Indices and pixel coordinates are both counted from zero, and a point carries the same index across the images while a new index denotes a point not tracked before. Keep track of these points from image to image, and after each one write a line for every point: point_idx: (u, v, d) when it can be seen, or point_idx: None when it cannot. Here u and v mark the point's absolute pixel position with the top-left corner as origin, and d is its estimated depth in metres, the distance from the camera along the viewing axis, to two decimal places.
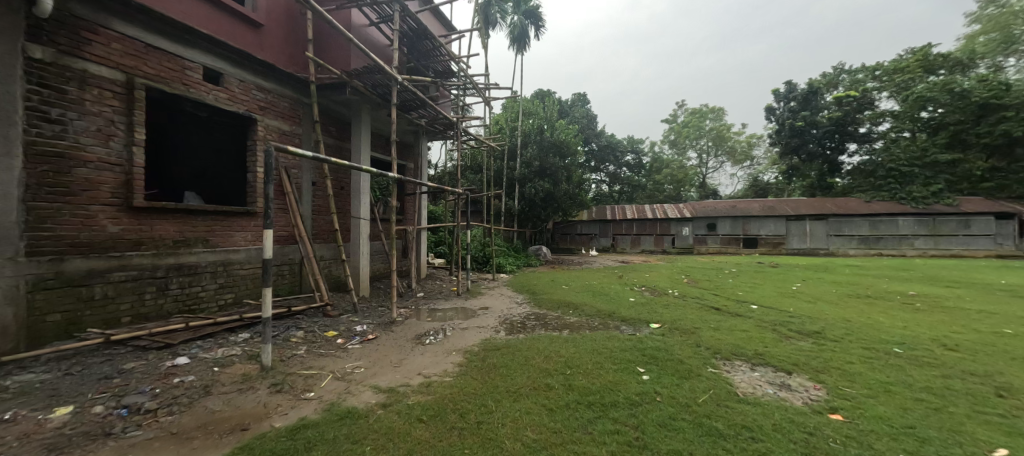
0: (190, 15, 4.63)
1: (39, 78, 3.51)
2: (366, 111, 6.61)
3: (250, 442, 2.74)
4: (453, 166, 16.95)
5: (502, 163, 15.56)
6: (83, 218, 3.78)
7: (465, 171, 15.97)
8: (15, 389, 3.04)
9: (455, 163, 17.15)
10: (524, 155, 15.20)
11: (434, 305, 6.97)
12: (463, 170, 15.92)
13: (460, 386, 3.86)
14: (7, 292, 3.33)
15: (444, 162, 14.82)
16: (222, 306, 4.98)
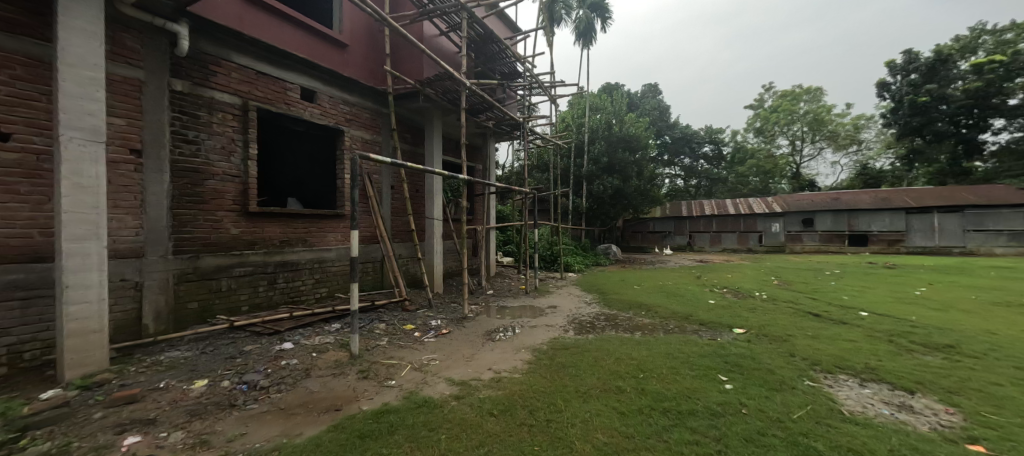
0: (290, 43, 5.27)
1: (180, 107, 4.25)
2: (439, 116, 7.06)
3: (341, 422, 3.06)
4: (520, 166, 17.16)
5: (569, 160, 15.39)
6: (212, 223, 4.50)
7: (533, 171, 16.06)
8: (167, 363, 3.73)
9: (523, 163, 17.30)
10: (591, 151, 14.82)
11: (504, 303, 7.13)
12: (531, 169, 16.03)
13: (529, 384, 3.92)
14: (161, 284, 4.08)
15: (512, 162, 15.02)
16: (317, 299, 5.63)
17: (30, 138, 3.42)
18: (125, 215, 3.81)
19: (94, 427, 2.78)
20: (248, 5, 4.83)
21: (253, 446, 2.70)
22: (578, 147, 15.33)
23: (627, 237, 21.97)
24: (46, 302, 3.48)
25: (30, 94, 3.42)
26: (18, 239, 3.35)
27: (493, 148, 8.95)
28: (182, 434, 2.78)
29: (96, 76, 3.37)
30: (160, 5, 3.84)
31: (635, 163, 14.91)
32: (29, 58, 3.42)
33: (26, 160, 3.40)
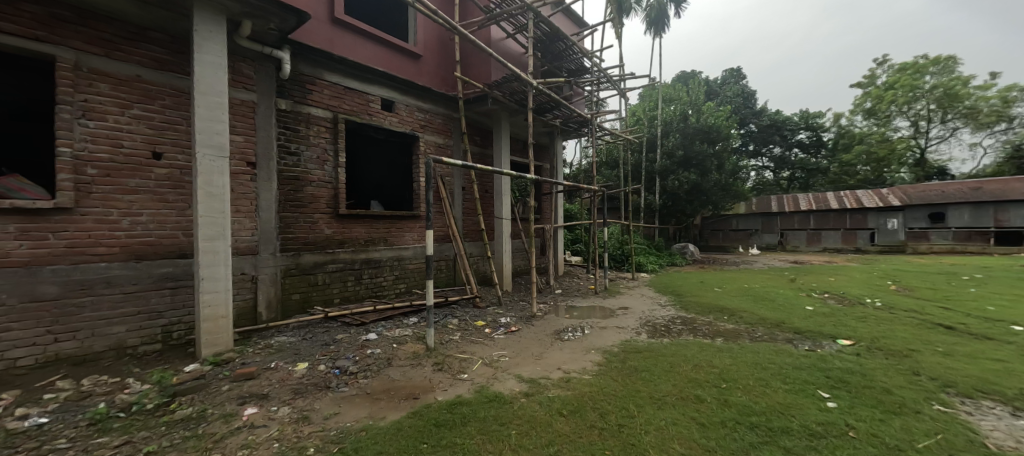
0: (372, 59, 5.76)
1: (284, 123, 4.86)
2: (506, 118, 7.24)
3: (419, 410, 3.27)
4: (588, 164, 16.81)
5: (641, 156, 14.73)
6: (310, 224, 5.09)
7: (602, 168, 15.66)
8: (277, 346, 4.29)
9: (592, 160, 16.90)
10: (665, 145, 13.95)
11: (573, 302, 7.07)
12: (600, 167, 15.65)
13: (599, 386, 3.83)
14: (271, 277, 4.71)
15: (581, 160, 14.74)
16: (397, 293, 6.09)
17: (175, 156, 4.16)
18: (244, 219, 4.46)
19: (222, 398, 3.30)
20: (337, 28, 5.37)
21: (344, 425, 3.00)
22: (650, 141, 14.55)
23: (707, 235, 20.37)
24: (188, 291, 4.20)
25: (175, 119, 4.16)
26: (168, 239, 4.09)
27: (560, 147, 8.91)
28: (288, 409, 3.18)
29: (221, 101, 3.99)
30: (268, 36, 4.44)
31: (713, 156, 13.66)
32: (174, 89, 4.16)
33: (172, 173, 4.14)
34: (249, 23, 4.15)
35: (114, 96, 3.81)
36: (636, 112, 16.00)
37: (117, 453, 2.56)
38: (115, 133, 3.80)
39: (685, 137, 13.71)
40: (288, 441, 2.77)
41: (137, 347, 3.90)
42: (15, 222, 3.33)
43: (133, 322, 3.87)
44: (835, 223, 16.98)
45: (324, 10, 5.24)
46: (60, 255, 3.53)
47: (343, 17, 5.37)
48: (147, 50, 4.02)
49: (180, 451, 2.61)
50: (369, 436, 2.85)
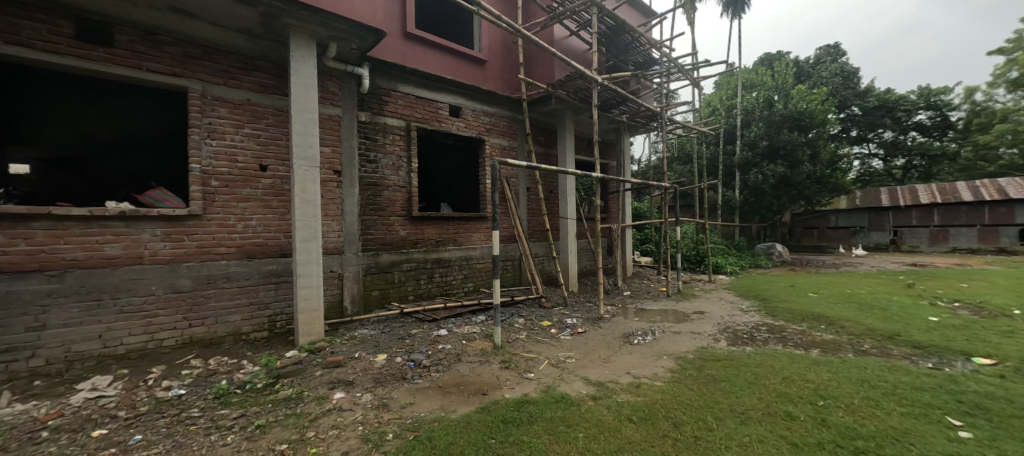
0: (440, 68, 6.06)
1: (364, 134, 5.31)
2: (570, 116, 7.18)
3: (487, 405, 3.37)
4: (658, 159, 16.02)
5: (718, 148, 13.67)
6: (387, 226, 5.49)
7: (673, 163, 14.82)
8: (360, 338, 4.69)
9: (663, 154, 16.01)
10: (746, 136, 12.75)
11: (643, 305, 6.78)
12: (670, 162, 14.83)
13: (672, 394, 3.63)
14: (355, 275, 5.17)
15: (650, 155, 14.00)
16: (465, 292, 6.35)
17: (277, 167, 4.74)
18: (332, 222, 4.95)
19: (315, 382, 3.70)
20: (409, 42, 5.73)
21: (419, 415, 3.20)
22: (728, 132, 13.39)
23: (799, 235, 18.22)
24: (288, 286, 4.77)
25: (277, 135, 4.74)
26: (272, 240, 4.68)
27: (628, 143, 8.60)
28: (370, 396, 3.47)
29: (311, 116, 4.47)
30: (351, 55, 4.88)
31: (805, 145, 12.16)
32: (276, 109, 4.75)
33: (275, 183, 4.72)
34: (334, 45, 4.60)
35: (230, 118, 4.45)
36: (711, 102, 14.88)
37: (235, 424, 2.99)
38: (231, 149, 4.44)
39: (769, 126, 12.37)
40: (370, 425, 3.03)
41: (249, 334, 4.51)
42: (162, 226, 4.04)
43: (246, 312, 4.49)
44: (969, 218, 14.17)
45: (398, 26, 5.63)
46: (192, 254, 4.21)
47: (414, 31, 5.71)
48: (255, 76, 4.63)
49: (283, 427, 2.98)
50: (440, 427, 3.00)
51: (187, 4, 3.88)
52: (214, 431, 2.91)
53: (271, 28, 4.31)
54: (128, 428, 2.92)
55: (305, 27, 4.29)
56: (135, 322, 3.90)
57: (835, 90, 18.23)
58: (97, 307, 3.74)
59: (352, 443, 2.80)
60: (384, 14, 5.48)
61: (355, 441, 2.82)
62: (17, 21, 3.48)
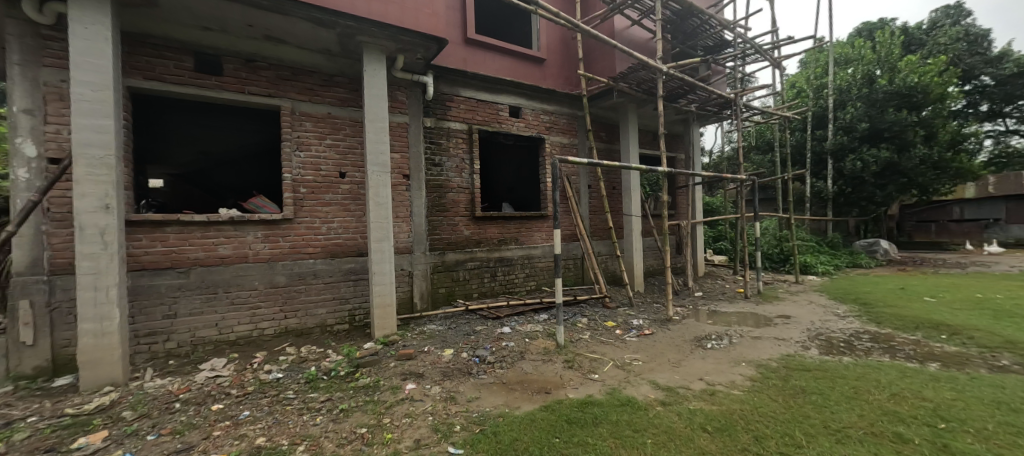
0: (500, 70, 6.19)
1: (430, 139, 5.58)
2: (633, 110, 6.92)
3: (552, 404, 3.37)
4: (732, 149, 14.81)
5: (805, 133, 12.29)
6: (452, 226, 5.72)
7: (750, 152, 13.61)
8: (429, 333, 4.94)
9: (737, 144, 14.77)
10: (841, 118, 11.30)
11: (718, 307, 6.32)
12: (747, 151, 13.63)
13: (753, 404, 3.34)
14: (423, 273, 5.45)
15: (724, 145, 12.97)
16: (527, 291, 6.41)
17: (354, 174, 5.16)
18: (402, 223, 5.28)
19: (390, 373, 3.98)
20: (470, 47, 5.92)
21: (484, 409, 3.30)
22: (817, 115, 11.96)
23: (910, 229, 15.45)
24: (365, 282, 5.18)
25: (354, 144, 5.17)
26: (350, 241, 5.11)
27: (697, 134, 8.09)
28: (438, 389, 3.65)
29: (383, 125, 4.79)
30: (417, 65, 5.16)
31: (917, 125, 10.48)
32: (352, 120, 5.18)
33: (352, 188, 5.15)
34: (402, 57, 4.89)
35: (314, 131, 4.92)
36: (795, 83, 13.42)
37: (324, 407, 3.32)
38: (316, 159, 4.92)
39: (870, 105, 10.83)
40: (439, 416, 3.18)
41: (333, 326, 4.97)
42: (261, 229, 4.60)
43: (330, 306, 4.96)
44: None
45: (459, 33, 5.84)
46: (286, 253, 4.73)
47: (475, 36, 5.89)
48: (334, 92, 5.08)
49: (363, 412, 3.24)
50: (505, 423, 3.07)
51: (279, 32, 4.37)
52: (306, 412, 3.25)
53: (347, 46, 4.69)
54: (239, 404, 3.36)
55: (376, 42, 4.61)
56: (243, 313, 4.48)
57: (958, 59, 15.29)
58: (213, 299, 4.35)
59: (423, 432, 2.96)
60: (446, 23, 5.72)
61: (425, 430, 2.98)
62: (152, 60, 4.14)
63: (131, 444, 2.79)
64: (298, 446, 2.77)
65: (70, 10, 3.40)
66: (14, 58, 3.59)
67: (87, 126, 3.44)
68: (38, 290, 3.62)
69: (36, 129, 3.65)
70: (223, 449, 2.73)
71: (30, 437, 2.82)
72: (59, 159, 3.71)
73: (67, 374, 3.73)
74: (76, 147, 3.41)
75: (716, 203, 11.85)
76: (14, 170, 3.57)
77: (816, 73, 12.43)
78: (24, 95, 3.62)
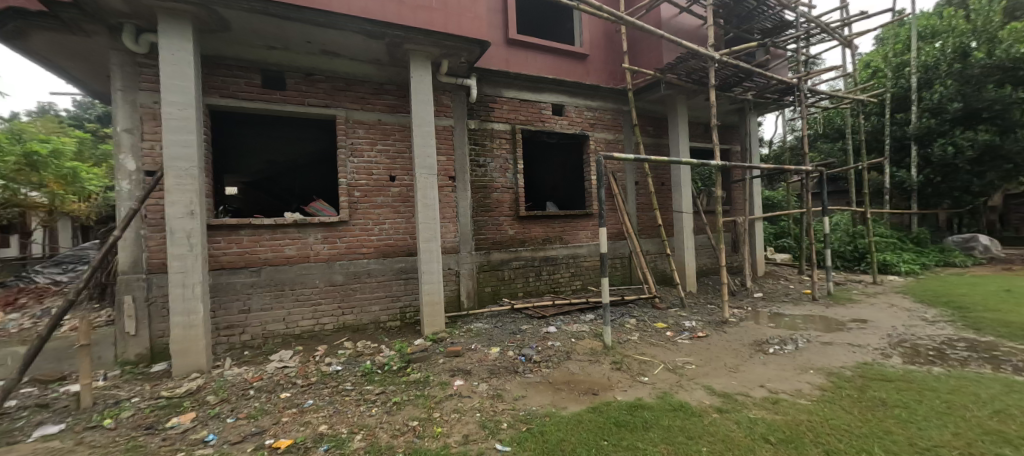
0: (542, 69, 6.18)
1: (474, 141, 5.69)
2: (683, 101, 6.62)
3: (599, 406, 3.31)
4: (795, 138, 13.71)
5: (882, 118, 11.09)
6: (496, 226, 5.80)
7: (816, 141, 12.51)
8: (476, 331, 5.04)
9: (801, 134, 13.63)
10: (926, 99, 10.08)
11: (781, 309, 5.87)
12: (813, 140, 12.55)
13: (823, 415, 3.07)
14: (469, 272, 5.57)
15: (785, 135, 12.01)
16: (573, 290, 6.36)
17: (403, 177, 5.39)
18: (449, 223, 5.43)
19: (439, 368, 4.11)
20: (512, 48, 5.96)
21: (531, 408, 3.31)
22: (898, 97, 10.74)
23: (1017, 222, 13.29)
24: (415, 281, 5.39)
25: (403, 149, 5.40)
26: (401, 241, 5.35)
27: (755, 125, 7.57)
28: (485, 386, 3.72)
29: (429, 129, 4.95)
30: (461, 69, 5.27)
31: None
32: (401, 125, 5.41)
33: (402, 191, 5.38)
34: (446, 62, 5.03)
35: (367, 137, 5.20)
36: (869, 63, 12.17)
37: (378, 399, 3.50)
38: (368, 164, 5.19)
39: (964, 82, 9.53)
40: (486, 413, 3.24)
41: (386, 322, 5.23)
42: (321, 231, 4.93)
43: (383, 303, 5.21)
44: None
45: (501, 35, 5.90)
46: (342, 253, 5.04)
47: (516, 36, 5.92)
48: (384, 99, 5.34)
49: (414, 406, 3.38)
50: (552, 422, 3.06)
51: (334, 46, 4.66)
52: (363, 403, 3.43)
53: (395, 55, 4.90)
54: (303, 393, 3.64)
55: (422, 49, 4.77)
56: (306, 309, 4.84)
57: None
58: (281, 295, 4.73)
59: (471, 428, 3.02)
60: (488, 25, 5.80)
61: (473, 426, 3.05)
62: (226, 79, 4.56)
63: (214, 425, 3.11)
64: (355, 435, 2.93)
65: (160, 39, 3.85)
66: (117, 84, 4.12)
67: (174, 142, 3.87)
68: (139, 286, 4.14)
69: (135, 145, 4.17)
70: (290, 434, 2.95)
71: (134, 415, 3.23)
72: (153, 171, 4.22)
73: (162, 361, 4.23)
74: (166, 161, 3.85)
75: (777, 198, 11.00)
76: (119, 182, 4.11)
77: (895, 50, 11.15)
78: (126, 116, 4.16)
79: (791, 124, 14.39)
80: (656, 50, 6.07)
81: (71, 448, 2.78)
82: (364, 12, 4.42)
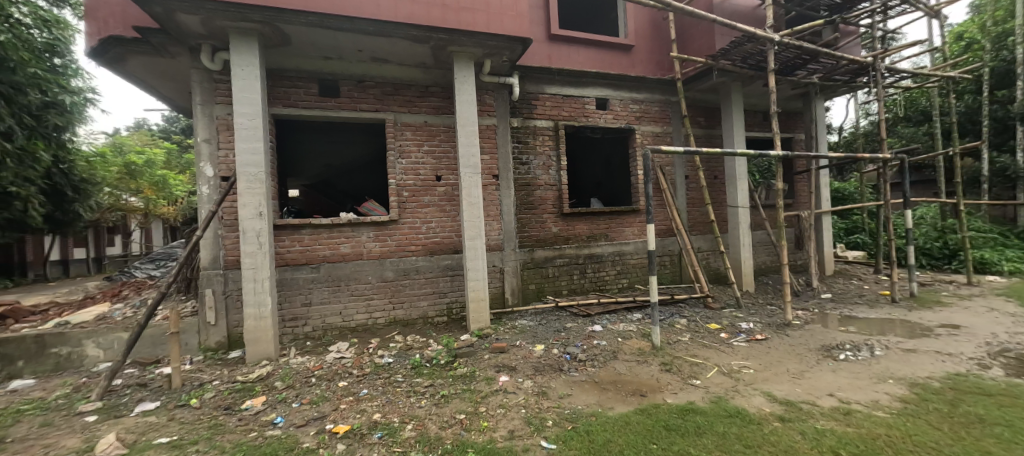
0: (585, 63, 6.10)
1: (517, 139, 5.72)
2: (738, 89, 6.23)
3: (648, 408, 3.21)
4: (870, 123, 12.45)
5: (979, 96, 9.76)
6: (540, 223, 5.79)
7: (896, 125, 11.27)
8: (521, 328, 5.07)
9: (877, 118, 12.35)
10: None
11: (854, 312, 5.36)
12: (892, 124, 11.32)
13: (907, 431, 2.75)
14: (514, 269, 5.61)
15: (858, 120, 10.92)
16: (619, 288, 6.22)
17: (449, 177, 5.54)
18: (493, 221, 5.50)
19: (485, 364, 4.18)
20: (554, 44, 5.93)
21: (576, 407, 3.28)
22: (999, 72, 9.41)
23: None
24: (460, 278, 5.54)
25: (448, 149, 5.54)
26: (447, 239, 5.51)
27: (822, 110, 6.94)
28: (530, 383, 3.73)
29: (473, 128, 5.04)
30: (503, 67, 5.32)
31: None
32: (445, 126, 5.55)
33: (447, 190, 5.53)
34: (489, 61, 5.09)
35: (414, 139, 5.39)
36: (961, 35, 10.77)
37: (427, 391, 3.63)
38: (416, 165, 5.39)
39: None
40: (531, 410, 3.25)
41: (434, 318, 5.41)
42: (373, 230, 5.19)
43: (431, 299, 5.40)
44: None
45: (543, 31, 5.88)
46: (393, 251, 5.27)
47: (559, 31, 5.88)
48: (429, 101, 5.50)
49: (461, 399, 3.46)
50: (598, 423, 3.01)
51: (382, 53, 4.87)
52: (413, 394, 3.58)
53: (440, 58, 5.03)
54: (359, 382, 3.86)
55: (466, 50, 4.86)
56: (360, 303, 5.12)
57: None
58: (338, 290, 5.04)
59: (517, 424, 3.05)
60: (530, 22, 5.80)
61: (519, 422, 3.07)
62: (288, 89, 4.91)
63: (282, 409, 3.38)
64: (406, 425, 3.06)
65: (232, 56, 4.21)
66: (197, 99, 4.58)
67: (245, 149, 4.25)
68: (217, 280, 4.60)
69: (213, 153, 4.63)
70: (348, 421, 3.14)
71: (215, 396, 3.60)
72: (228, 176, 4.65)
73: (237, 348, 4.67)
74: (239, 167, 4.24)
75: (849, 190, 10.01)
76: (200, 187, 4.58)
77: (994, 18, 9.55)
78: (205, 127, 4.61)
79: (865, 107, 13.00)
80: (708, 35, 5.75)
81: (165, 423, 3.15)
82: (410, 19, 4.35)
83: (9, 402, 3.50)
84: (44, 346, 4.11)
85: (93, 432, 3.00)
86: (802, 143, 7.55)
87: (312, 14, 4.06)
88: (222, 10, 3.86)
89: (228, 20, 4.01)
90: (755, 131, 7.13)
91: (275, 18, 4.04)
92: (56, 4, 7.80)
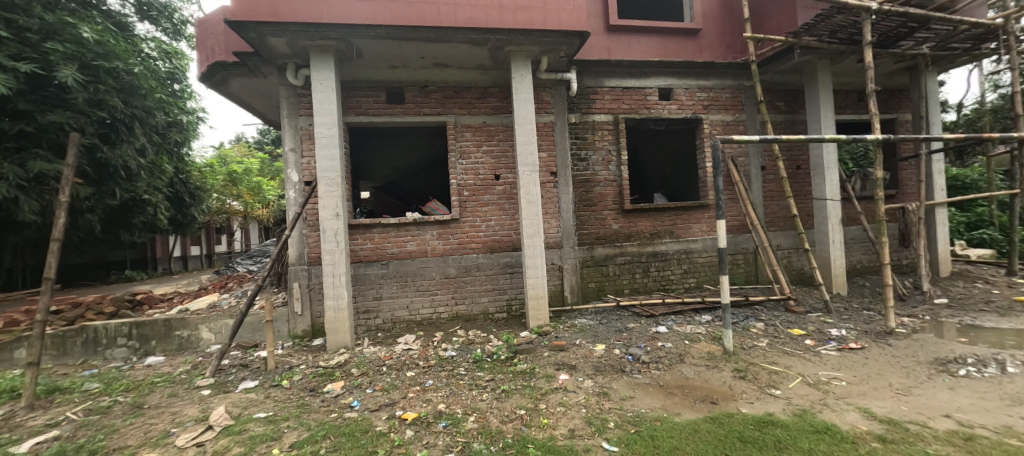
0: (647, 51, 5.87)
1: (575, 135, 5.63)
2: (825, 67, 5.59)
3: (719, 417, 2.99)
4: (998, 97, 10.41)
5: None
6: (599, 220, 5.66)
7: None
8: (581, 327, 4.98)
9: (1009, 88, 10.27)
10: None
11: (978, 321, 4.57)
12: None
13: None
14: (573, 267, 5.54)
15: (985, 93, 9.21)
16: (686, 288, 5.90)
17: (507, 176, 5.61)
18: (552, 219, 5.48)
19: (544, 361, 4.17)
20: (612, 35, 5.77)
21: (639, 410, 3.16)
22: None
23: None
24: (520, 275, 5.62)
25: (506, 148, 5.62)
26: (506, 237, 5.60)
27: (933, 85, 6.03)
28: (591, 383, 3.66)
29: (530, 127, 5.05)
30: (560, 64, 5.28)
31: None
32: (504, 126, 5.64)
33: (506, 189, 5.61)
34: (546, 59, 5.07)
35: (473, 140, 5.54)
36: None
37: (489, 385, 3.71)
38: (474, 165, 5.53)
39: None
40: (592, 410, 3.19)
41: (494, 314, 5.55)
42: (437, 228, 5.42)
43: (490, 295, 5.54)
44: None
45: (601, 23, 5.74)
46: (454, 248, 5.47)
47: (618, 22, 5.70)
48: (488, 102, 5.62)
49: (521, 395, 3.49)
50: (664, 428, 2.88)
51: (444, 58, 5.07)
52: (474, 388, 3.68)
53: (498, 59, 5.11)
54: (425, 373, 4.06)
55: (524, 50, 4.88)
56: (424, 298, 5.38)
57: None
58: (405, 285, 5.34)
59: (577, 423, 3.01)
60: (588, 15, 5.69)
61: (579, 422, 3.02)
62: (358, 97, 5.27)
63: (357, 394, 3.67)
64: (468, 416, 3.17)
65: (312, 71, 4.61)
66: (285, 112, 5.08)
67: (325, 156, 4.64)
68: (303, 275, 5.11)
69: (298, 161, 5.14)
70: (415, 409, 3.33)
71: (302, 378, 4.01)
72: (310, 182, 5.13)
73: (319, 336, 5.15)
74: (319, 172, 4.65)
75: (972, 177, 8.52)
76: (287, 191, 5.10)
77: None
78: (291, 138, 5.12)
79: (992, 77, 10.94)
80: (789, 10, 5.15)
81: (262, 400, 3.56)
82: (469, 22, 4.47)
83: (146, 374, 4.20)
84: (171, 328, 4.87)
85: (207, 403, 3.49)
86: (908, 124, 6.59)
87: (378, 26, 4.31)
88: (304, 31, 4.26)
89: (308, 40, 4.40)
90: (848, 114, 6.34)
91: (348, 34, 4.38)
92: (175, 38, 9.07)
